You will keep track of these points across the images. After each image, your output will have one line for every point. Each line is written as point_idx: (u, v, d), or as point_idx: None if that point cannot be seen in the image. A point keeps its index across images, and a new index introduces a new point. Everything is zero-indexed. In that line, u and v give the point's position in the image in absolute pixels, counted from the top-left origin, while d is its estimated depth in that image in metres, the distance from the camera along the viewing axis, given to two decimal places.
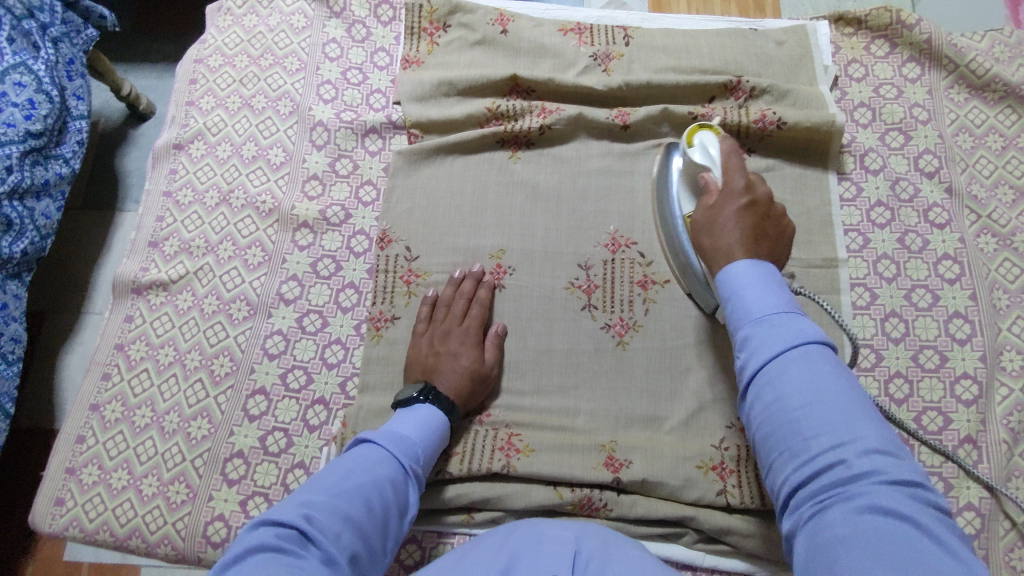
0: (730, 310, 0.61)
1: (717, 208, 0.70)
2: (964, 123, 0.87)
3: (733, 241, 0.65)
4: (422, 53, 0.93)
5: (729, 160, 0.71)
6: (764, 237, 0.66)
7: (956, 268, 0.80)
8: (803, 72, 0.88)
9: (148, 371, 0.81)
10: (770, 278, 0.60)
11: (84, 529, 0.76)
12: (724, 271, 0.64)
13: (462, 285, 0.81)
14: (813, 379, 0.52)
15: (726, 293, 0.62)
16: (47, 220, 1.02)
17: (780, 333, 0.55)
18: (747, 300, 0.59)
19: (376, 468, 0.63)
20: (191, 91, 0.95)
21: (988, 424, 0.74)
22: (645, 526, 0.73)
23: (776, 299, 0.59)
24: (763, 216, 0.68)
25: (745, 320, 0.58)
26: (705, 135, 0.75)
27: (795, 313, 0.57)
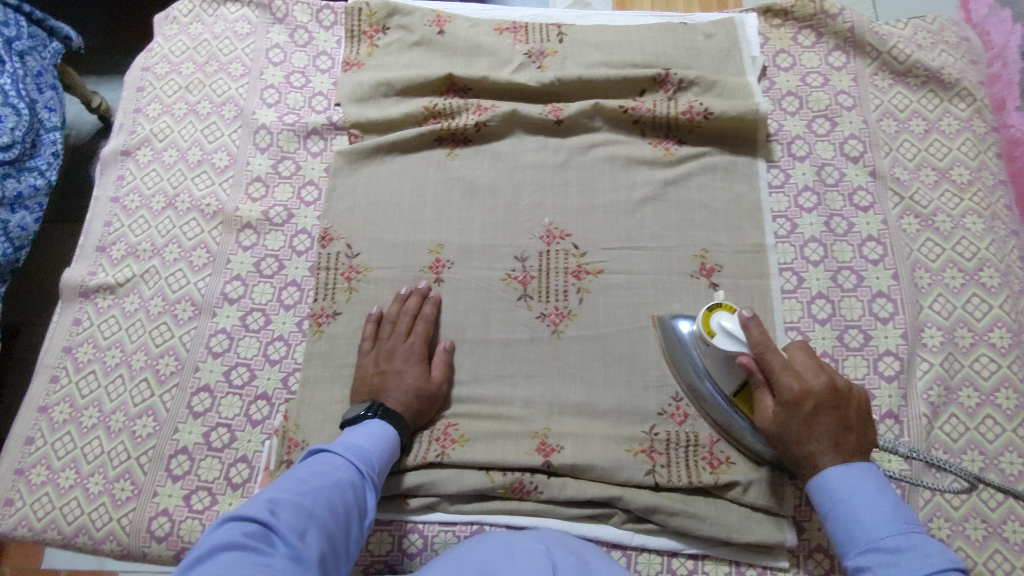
0: (834, 527, 0.62)
1: (785, 422, 0.67)
2: (888, 108, 0.89)
3: (818, 448, 0.64)
4: (362, 55, 0.95)
5: (770, 364, 0.67)
6: (847, 432, 0.65)
7: (879, 249, 0.83)
8: (731, 63, 0.91)
9: (95, 372, 0.83)
10: (873, 485, 0.61)
11: (33, 528, 0.77)
12: (812, 480, 0.65)
13: (406, 301, 0.81)
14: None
15: (825, 508, 0.63)
16: (22, 232, 1.03)
17: (896, 559, 0.56)
18: (857, 523, 0.60)
19: (335, 473, 0.65)
20: (139, 99, 0.97)
21: (909, 398, 0.76)
22: (575, 507, 0.75)
23: (884, 506, 0.60)
24: (833, 411, 0.65)
25: (855, 548, 0.59)
26: (721, 318, 0.72)
27: (912, 530, 0.58)
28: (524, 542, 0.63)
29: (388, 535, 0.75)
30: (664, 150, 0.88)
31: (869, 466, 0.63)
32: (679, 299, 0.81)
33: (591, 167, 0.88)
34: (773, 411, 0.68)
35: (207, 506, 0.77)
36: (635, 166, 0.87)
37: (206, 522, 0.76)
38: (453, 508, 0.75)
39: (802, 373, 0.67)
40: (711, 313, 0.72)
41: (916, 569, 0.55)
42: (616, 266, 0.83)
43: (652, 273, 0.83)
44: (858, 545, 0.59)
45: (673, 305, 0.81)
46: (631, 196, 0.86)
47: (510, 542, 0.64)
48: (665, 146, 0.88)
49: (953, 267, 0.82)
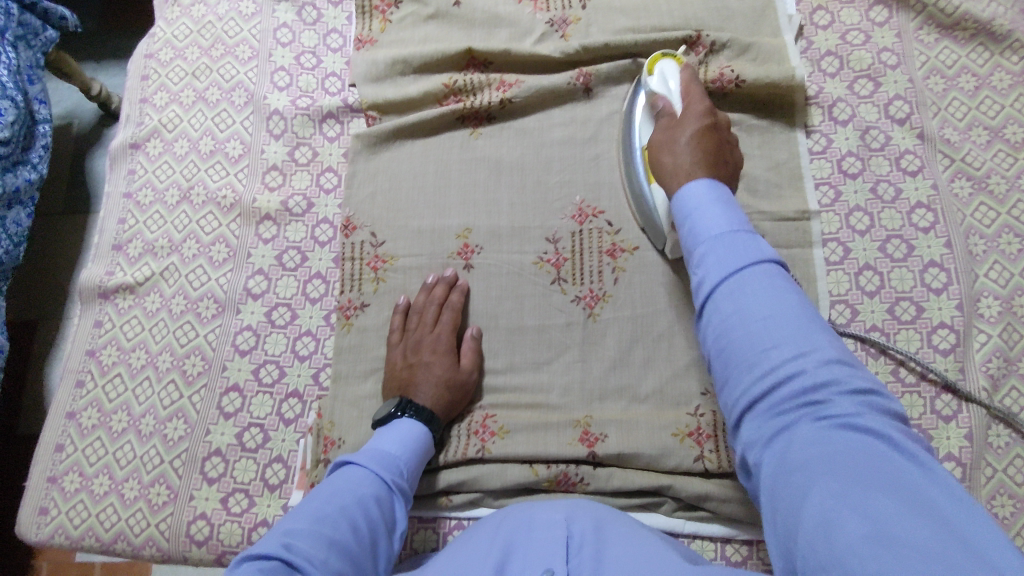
0: (683, 234, 0.61)
1: (674, 120, 0.73)
2: (935, 64, 0.85)
3: (680, 161, 0.69)
4: (374, 31, 0.90)
5: (690, 89, 0.75)
6: (716, 158, 0.68)
7: (930, 216, 0.79)
8: (766, 24, 0.86)
9: (121, 375, 0.81)
10: (724, 195, 0.60)
11: (70, 536, 0.76)
12: (676, 195, 0.63)
13: (433, 290, 0.78)
14: (770, 293, 0.52)
15: (681, 217, 0.62)
16: (17, 227, 1.00)
17: (740, 247, 0.55)
18: (703, 221, 0.59)
19: (358, 489, 0.62)
20: (144, 88, 0.93)
21: (967, 372, 0.73)
22: (624, 498, 0.73)
23: (734, 215, 0.58)
24: (715, 140, 0.70)
25: (701, 242, 0.57)
26: (666, 64, 0.78)
27: (749, 232, 0.57)
28: (545, 513, 0.61)
29: (433, 533, 0.73)
30: None
31: (724, 188, 0.63)
32: None
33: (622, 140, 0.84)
34: (661, 128, 0.74)
35: (245, 509, 0.75)
36: None
37: (245, 526, 0.74)
38: (498, 502, 0.73)
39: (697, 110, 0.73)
40: (661, 58, 0.79)
41: (750, 266, 0.53)
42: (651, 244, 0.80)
43: None
44: (706, 244, 0.57)
45: None
46: None
47: (533, 515, 0.61)
48: None
49: (1008, 232, 0.78)
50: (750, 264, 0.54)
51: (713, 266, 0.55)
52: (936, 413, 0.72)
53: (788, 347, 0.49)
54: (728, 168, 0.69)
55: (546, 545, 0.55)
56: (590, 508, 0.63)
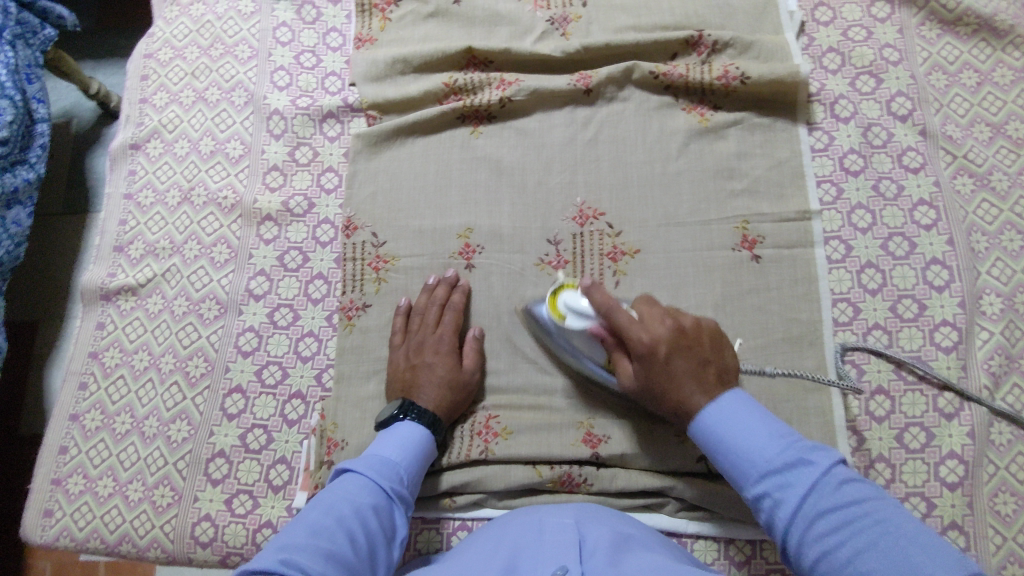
0: (726, 467, 0.58)
1: (642, 368, 0.65)
2: (937, 60, 0.85)
3: (686, 394, 0.62)
4: (374, 30, 0.90)
5: (614, 317, 0.67)
6: (705, 368, 0.62)
7: (932, 213, 0.79)
8: (767, 20, 0.86)
9: (124, 377, 0.81)
10: (748, 404, 0.59)
11: (75, 538, 0.76)
12: (694, 424, 0.61)
13: (434, 291, 0.78)
14: (842, 513, 0.50)
15: (711, 447, 0.59)
16: (16, 227, 0.99)
17: (791, 478, 0.53)
18: (745, 446, 0.56)
19: (357, 498, 0.61)
20: (144, 88, 0.92)
21: (969, 369, 0.73)
22: (627, 498, 0.73)
23: (770, 424, 0.57)
24: (686, 350, 0.64)
25: (751, 480, 0.55)
26: (567, 298, 0.72)
27: (791, 438, 0.55)
28: (555, 517, 0.62)
29: (437, 533, 0.74)
30: (699, 116, 0.83)
31: (741, 393, 0.61)
32: (720, 275, 0.78)
33: (623, 138, 0.83)
34: (633, 371, 0.66)
35: (249, 510, 0.75)
36: (669, 135, 0.83)
37: (249, 527, 0.74)
38: (501, 503, 0.74)
39: (648, 321, 0.66)
40: (556, 296, 0.73)
41: (815, 483, 0.52)
42: (653, 243, 0.79)
43: (691, 250, 0.79)
44: (758, 477, 0.55)
45: (715, 282, 0.77)
46: (666, 167, 0.82)
47: (542, 519, 0.62)
48: (699, 111, 0.83)
49: (1011, 229, 0.78)
50: (807, 486, 0.52)
51: (780, 498, 0.53)
52: (939, 411, 0.72)
53: (888, 564, 0.47)
54: (728, 360, 0.64)
55: (556, 546, 0.55)
56: (597, 513, 0.63)
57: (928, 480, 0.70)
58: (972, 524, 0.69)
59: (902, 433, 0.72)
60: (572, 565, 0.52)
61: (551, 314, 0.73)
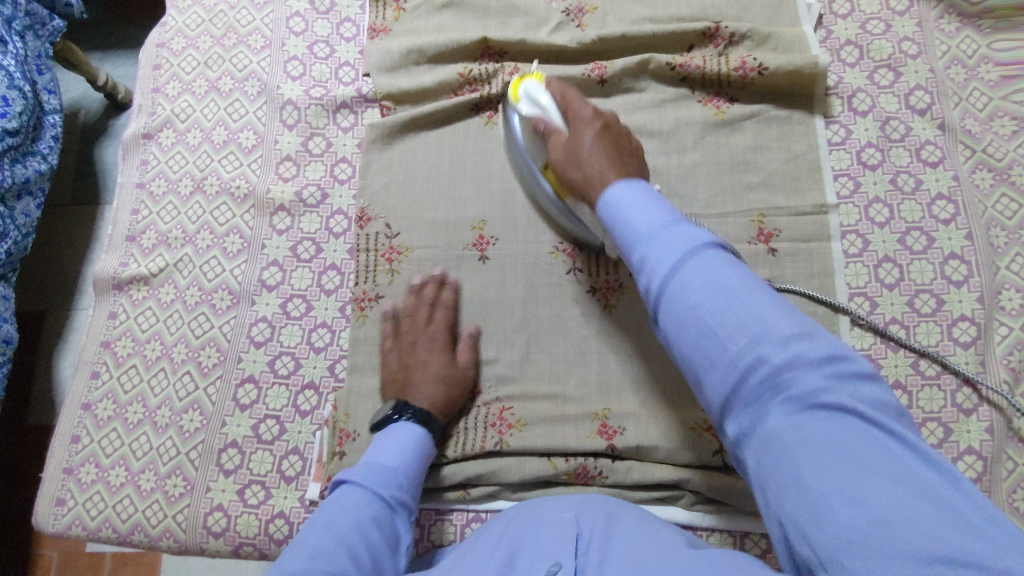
0: (616, 237, 0.56)
1: (571, 137, 0.69)
2: (956, 54, 0.84)
3: (599, 164, 0.63)
4: (389, 20, 0.89)
5: (569, 99, 0.72)
6: (628, 157, 0.65)
7: (951, 208, 0.78)
8: (785, 12, 0.86)
9: (136, 367, 0.81)
10: (645, 189, 0.56)
11: (87, 527, 0.76)
12: (602, 196, 0.58)
13: (421, 292, 0.78)
14: (717, 281, 0.48)
15: (607, 218, 0.57)
16: (25, 218, 0.99)
17: (670, 247, 0.50)
18: (631, 218, 0.54)
19: (356, 511, 0.60)
20: (156, 78, 0.92)
21: (987, 365, 0.73)
22: (642, 491, 0.72)
23: (660, 205, 0.54)
24: (612, 137, 0.67)
25: (635, 242, 0.53)
26: (530, 85, 0.75)
27: (682, 218, 0.53)
28: (555, 512, 0.59)
29: (450, 524, 0.73)
30: (715, 109, 0.83)
31: (639, 180, 0.59)
32: None
33: (638, 130, 0.83)
34: (563, 138, 0.70)
35: (262, 500, 0.75)
36: (684, 127, 0.82)
37: (262, 517, 0.74)
38: (516, 495, 0.73)
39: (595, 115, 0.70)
40: (522, 82, 0.77)
41: (695, 254, 0.49)
42: None
43: None
44: (641, 240, 0.53)
45: None
46: (682, 160, 0.81)
47: (541, 513, 0.60)
48: (716, 104, 0.83)
49: None
50: (684, 255, 0.50)
51: (657, 265, 0.50)
52: (957, 407, 0.72)
53: (744, 334, 0.46)
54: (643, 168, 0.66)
55: (554, 542, 0.54)
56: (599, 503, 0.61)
57: None
58: None
59: (919, 428, 0.72)
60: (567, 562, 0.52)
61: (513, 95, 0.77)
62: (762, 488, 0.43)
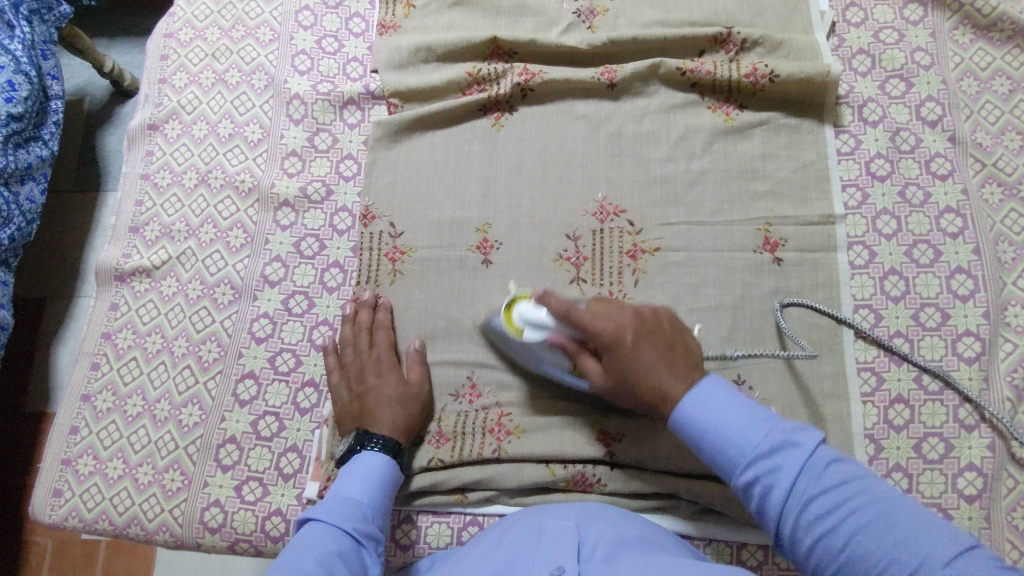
0: (711, 455, 0.57)
1: (609, 364, 0.64)
2: (969, 66, 0.83)
3: (665, 386, 0.61)
4: (398, 16, 0.89)
5: (575, 314, 0.65)
6: (676, 352, 0.63)
7: (959, 221, 0.77)
8: (798, 19, 0.85)
9: (136, 359, 0.81)
10: (725, 388, 0.58)
11: (84, 518, 0.76)
12: (674, 410, 0.59)
13: (358, 318, 0.77)
14: (829, 492, 0.51)
15: (695, 435, 0.58)
16: (30, 204, 0.99)
17: (778, 464, 0.53)
18: (727, 433, 0.56)
19: (321, 546, 0.59)
20: (163, 68, 0.91)
21: (991, 381, 0.72)
22: (639, 499, 0.72)
23: (749, 409, 0.56)
24: (649, 338, 0.63)
25: (739, 466, 0.54)
26: (522, 309, 0.70)
27: (775, 422, 0.55)
28: (555, 520, 0.60)
29: (448, 527, 0.74)
30: (725, 115, 0.82)
31: (709, 374, 0.61)
32: (740, 277, 0.76)
33: (646, 135, 0.82)
34: (601, 368, 0.66)
35: (259, 497, 0.75)
36: (693, 133, 0.82)
37: (259, 514, 0.74)
38: (513, 501, 0.73)
39: (605, 311, 0.65)
40: (513, 308, 0.72)
41: (801, 471, 0.52)
42: (673, 242, 0.78)
43: (713, 250, 0.78)
44: (745, 464, 0.54)
45: (735, 283, 0.76)
46: (689, 166, 0.81)
47: (541, 521, 0.60)
48: (725, 111, 0.82)
49: None
50: (797, 472, 0.52)
51: (777, 484, 0.52)
52: (960, 422, 0.71)
53: (892, 547, 0.47)
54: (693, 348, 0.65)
55: (555, 550, 0.54)
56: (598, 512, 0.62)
57: (945, 491, 0.70)
58: (988, 537, 0.68)
59: (920, 443, 0.71)
60: (570, 566, 0.52)
61: (509, 329, 0.72)
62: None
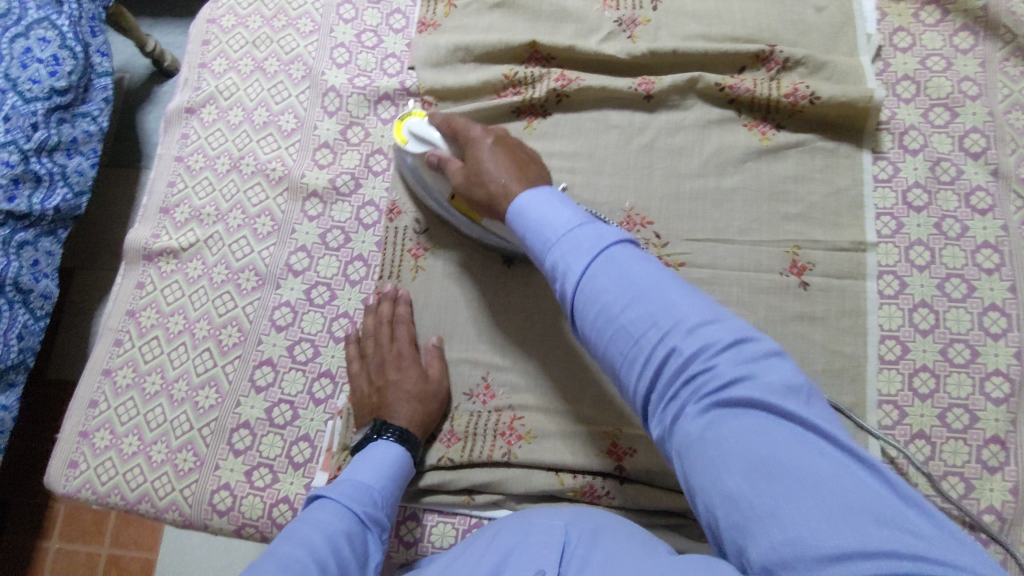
0: (530, 241, 0.59)
1: (467, 161, 0.70)
2: (1018, 98, 0.81)
3: (504, 178, 0.65)
4: (439, 15, 0.89)
5: (456, 124, 0.72)
6: (524, 163, 0.67)
7: (996, 257, 0.76)
8: (842, 41, 0.83)
9: (158, 338, 0.82)
10: (558, 193, 0.60)
11: (96, 491, 0.77)
12: (511, 206, 0.62)
13: (378, 310, 0.77)
14: (630, 282, 0.52)
15: (522, 229, 0.60)
16: (82, 177, 1.00)
17: (582, 249, 0.55)
18: (547, 220, 0.58)
19: (330, 525, 0.61)
20: (204, 53, 0.92)
21: (1018, 424, 0.70)
22: (647, 517, 0.71)
23: (576, 209, 0.58)
24: (506, 146, 0.69)
25: (550, 248, 0.56)
26: (414, 123, 0.76)
27: (591, 219, 0.57)
28: (545, 519, 0.59)
29: (453, 528, 0.73)
30: (761, 134, 0.81)
31: (547, 185, 0.62)
32: (765, 298, 0.75)
33: (678, 148, 0.81)
34: (459, 169, 0.71)
35: (268, 484, 0.75)
36: (727, 150, 0.80)
37: (267, 500, 0.74)
38: (519, 507, 0.73)
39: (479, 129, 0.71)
40: (405, 123, 0.77)
41: (607, 256, 0.54)
42: (699, 258, 0.77)
43: (738, 269, 0.76)
44: (556, 245, 0.56)
45: (759, 304, 0.75)
46: (720, 183, 0.79)
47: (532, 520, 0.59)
48: (761, 130, 0.81)
49: None
50: (596, 259, 0.54)
51: (574, 266, 0.54)
52: (982, 463, 0.70)
53: (667, 333, 0.50)
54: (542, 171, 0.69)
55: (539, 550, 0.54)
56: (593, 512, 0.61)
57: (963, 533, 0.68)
58: None
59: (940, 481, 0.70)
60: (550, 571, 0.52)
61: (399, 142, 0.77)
62: (710, 509, 0.44)
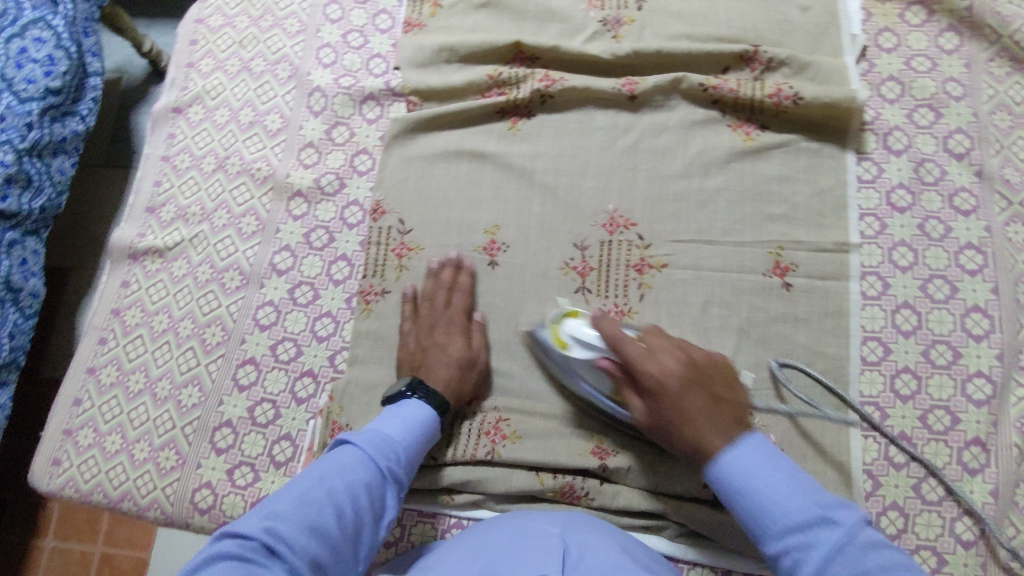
0: (741, 508, 0.58)
1: (653, 401, 0.64)
2: (1003, 99, 0.81)
3: (702, 431, 0.62)
4: (425, 15, 0.89)
5: (622, 345, 0.65)
6: (717, 403, 0.63)
7: (979, 259, 0.75)
8: (827, 41, 0.83)
9: (142, 337, 0.82)
10: (767, 449, 0.59)
11: (79, 489, 0.77)
12: (715, 468, 0.60)
13: (439, 273, 0.78)
14: (850, 560, 0.51)
15: (731, 491, 0.59)
16: (60, 176, 1.00)
17: (808, 538, 0.54)
18: (759, 492, 0.57)
19: (353, 471, 0.60)
20: (192, 53, 0.93)
21: (1000, 426, 0.70)
22: (626, 517, 0.71)
23: (799, 481, 0.57)
24: (697, 382, 0.64)
25: (771, 534, 0.55)
26: (571, 328, 0.70)
27: (818, 497, 0.55)
28: (539, 525, 0.59)
29: (432, 528, 0.73)
30: (745, 135, 0.81)
31: (753, 435, 0.61)
32: (747, 299, 0.75)
33: (662, 149, 0.81)
34: (643, 403, 0.65)
35: (249, 483, 0.75)
36: (711, 151, 0.80)
37: (248, 499, 0.75)
38: (499, 506, 0.73)
39: (660, 353, 0.65)
40: (561, 327, 0.71)
41: (831, 543, 0.52)
42: (681, 260, 0.77)
43: (721, 270, 0.76)
44: (775, 533, 0.55)
45: (741, 306, 0.75)
46: (703, 184, 0.79)
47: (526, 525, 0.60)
48: (745, 130, 0.81)
49: None
50: (821, 554, 0.52)
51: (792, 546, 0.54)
52: (962, 465, 0.69)
53: None
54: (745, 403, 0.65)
55: (540, 551, 0.54)
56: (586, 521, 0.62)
57: (942, 535, 0.68)
58: None
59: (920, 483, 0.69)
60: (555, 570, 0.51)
61: (556, 344, 0.71)
62: None
